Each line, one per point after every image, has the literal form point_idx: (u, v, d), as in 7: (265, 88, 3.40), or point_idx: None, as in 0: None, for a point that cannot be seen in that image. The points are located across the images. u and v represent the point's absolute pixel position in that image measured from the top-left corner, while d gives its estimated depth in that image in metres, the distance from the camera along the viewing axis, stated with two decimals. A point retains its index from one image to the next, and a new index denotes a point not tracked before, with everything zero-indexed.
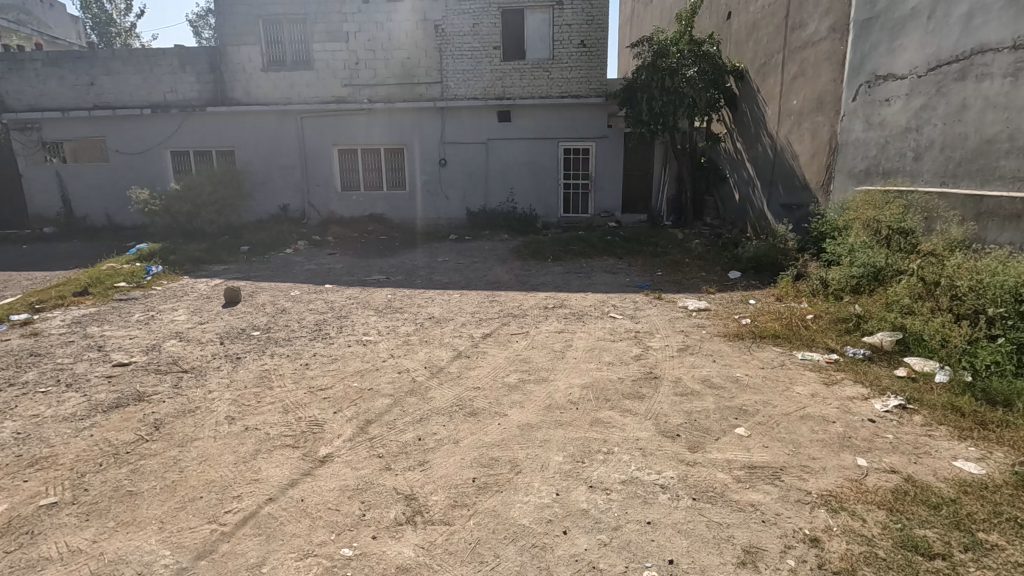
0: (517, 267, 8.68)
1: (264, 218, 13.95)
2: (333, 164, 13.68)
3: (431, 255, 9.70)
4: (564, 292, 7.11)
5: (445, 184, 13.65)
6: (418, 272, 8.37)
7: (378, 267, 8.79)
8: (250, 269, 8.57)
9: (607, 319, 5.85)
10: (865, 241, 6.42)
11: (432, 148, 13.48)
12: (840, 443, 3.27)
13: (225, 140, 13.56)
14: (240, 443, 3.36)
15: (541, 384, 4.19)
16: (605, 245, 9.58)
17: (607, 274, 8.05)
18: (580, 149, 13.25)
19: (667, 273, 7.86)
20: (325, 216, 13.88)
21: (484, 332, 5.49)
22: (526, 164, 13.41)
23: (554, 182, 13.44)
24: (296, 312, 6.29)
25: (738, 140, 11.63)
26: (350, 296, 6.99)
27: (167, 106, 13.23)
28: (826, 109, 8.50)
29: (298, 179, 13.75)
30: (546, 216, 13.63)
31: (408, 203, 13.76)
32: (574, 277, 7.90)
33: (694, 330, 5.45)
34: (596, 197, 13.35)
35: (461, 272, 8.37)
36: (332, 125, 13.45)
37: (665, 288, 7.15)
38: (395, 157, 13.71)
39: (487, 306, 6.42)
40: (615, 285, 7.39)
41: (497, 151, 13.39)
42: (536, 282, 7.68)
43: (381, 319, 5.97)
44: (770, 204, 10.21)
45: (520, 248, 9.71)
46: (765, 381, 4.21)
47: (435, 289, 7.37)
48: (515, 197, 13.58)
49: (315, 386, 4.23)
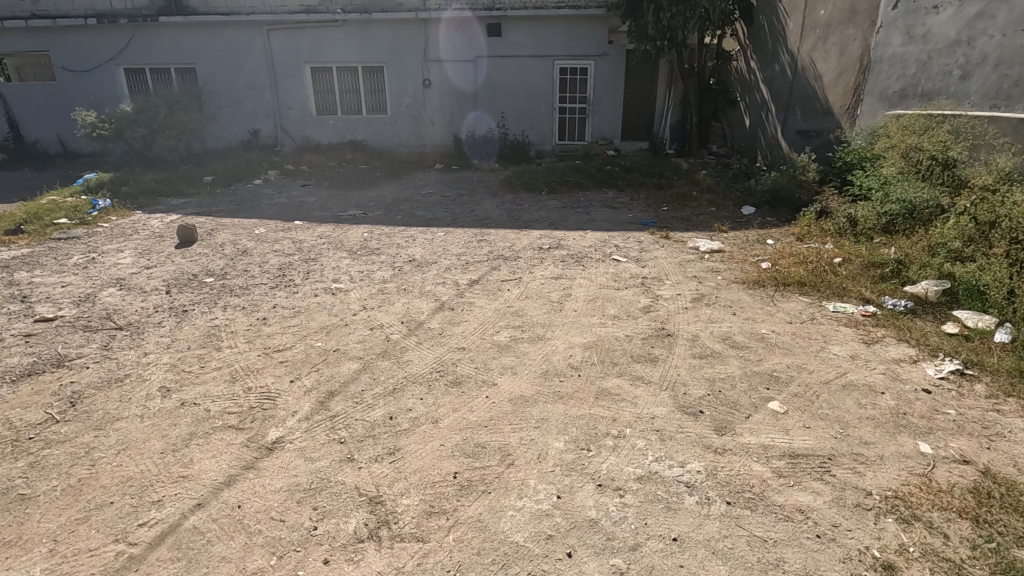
0: (508, 200, 7.89)
1: (233, 144, 12.83)
2: (305, 85, 12.43)
3: (414, 187, 8.85)
4: (560, 230, 6.40)
5: (430, 107, 12.50)
6: (399, 206, 7.58)
7: (356, 200, 7.97)
8: (212, 203, 7.72)
9: (610, 263, 5.20)
10: (901, 173, 5.69)
11: (415, 66, 12.22)
12: (895, 423, 2.73)
13: (184, 56, 12.18)
14: (172, 424, 2.76)
15: (537, 344, 3.59)
16: (604, 176, 8.76)
17: (607, 209, 7.32)
18: (577, 68, 12.07)
19: (674, 208, 7.14)
20: (300, 143, 12.78)
21: (470, 278, 4.83)
22: (518, 85, 12.24)
23: (549, 105, 12.34)
24: (259, 253, 5.55)
25: (752, 58, 10.53)
26: (321, 234, 6.23)
27: (114, 16, 11.74)
28: (860, 20, 7.47)
29: (267, 101, 12.53)
30: (540, 143, 12.64)
31: (389, 128, 12.66)
32: (571, 212, 7.17)
33: (708, 276, 4.82)
34: (594, 123, 12.34)
35: (447, 206, 7.59)
36: (302, 40, 12.08)
37: (672, 226, 6.47)
38: (374, 77, 12.46)
39: (475, 247, 5.72)
40: (617, 222, 6.69)
41: (487, 70, 12.19)
42: (529, 218, 6.94)
43: (354, 262, 5.27)
44: (785, 131, 9.34)
45: (512, 179, 8.87)
46: (796, 339, 3.64)
47: (418, 226, 6.62)
48: (507, 122, 12.51)
49: (272, 347, 3.60)
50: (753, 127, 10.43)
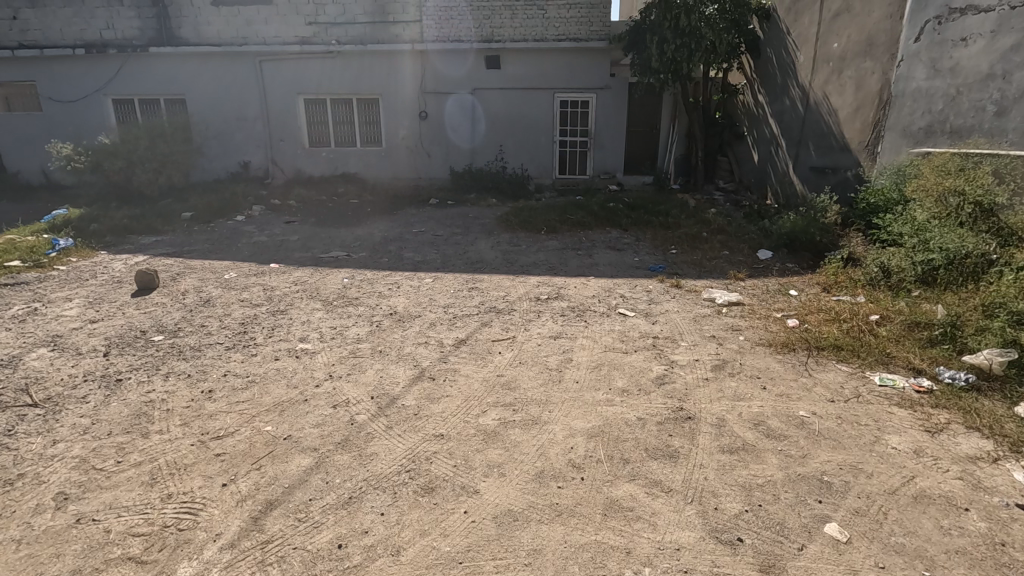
0: (505, 239, 7.37)
1: (222, 176, 12.40)
2: (299, 116, 12.09)
3: (405, 224, 8.33)
4: (560, 276, 5.84)
5: (426, 139, 12.11)
6: (387, 246, 7.03)
7: (341, 239, 7.43)
8: (186, 241, 7.19)
9: (616, 319, 4.62)
10: (937, 218, 5.15)
11: (411, 98, 11.89)
12: (995, 562, 2.09)
13: (174, 87, 11.86)
14: (54, 557, 2.14)
15: (530, 431, 2.97)
16: (607, 214, 8.25)
17: (611, 251, 6.77)
18: (578, 101, 11.72)
19: (683, 251, 6.60)
20: (291, 175, 12.36)
21: (457, 337, 4.24)
22: (518, 118, 11.88)
23: (550, 138, 11.95)
24: (223, 303, 4.97)
25: (759, 92, 10.15)
26: (297, 280, 5.67)
27: (103, 46, 11.47)
28: (877, 52, 7.08)
29: (259, 133, 12.15)
30: (540, 177, 12.20)
31: (384, 160, 12.25)
32: (572, 255, 6.62)
33: (729, 337, 4.23)
34: (596, 156, 11.93)
35: (438, 246, 7.04)
36: (296, 71, 11.78)
37: (683, 272, 5.90)
38: (369, 109, 12.11)
39: (466, 298, 5.15)
40: (622, 267, 6.13)
41: (485, 103, 11.83)
42: (527, 262, 6.39)
43: (328, 316, 4.69)
44: (798, 167, 8.87)
45: (509, 216, 8.36)
46: (844, 426, 3.01)
47: (405, 271, 6.06)
48: (505, 155, 12.11)
49: (210, 432, 2.99)
50: (763, 163, 9.98)
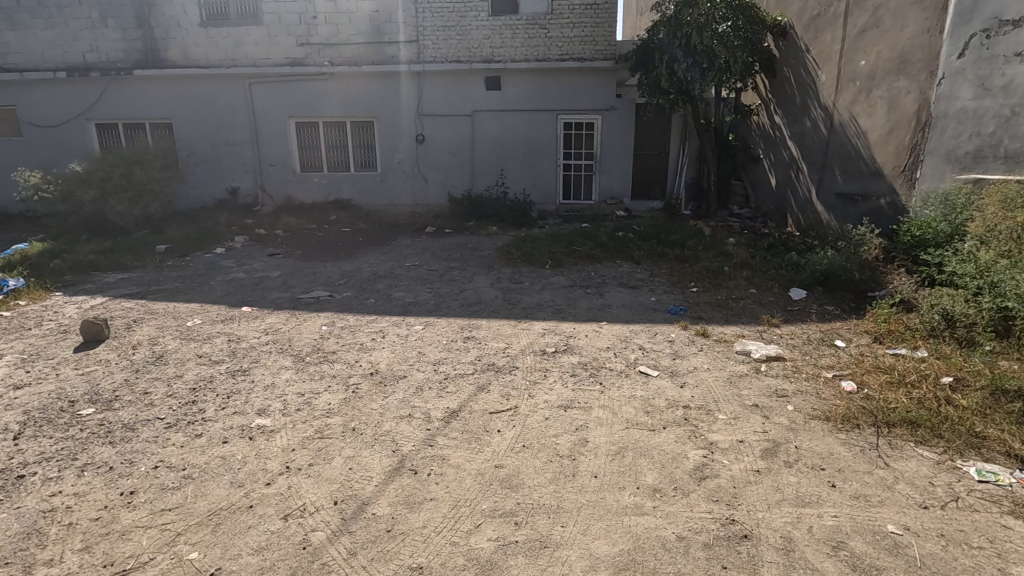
0: (505, 275, 6.69)
1: (209, 203, 11.82)
2: (290, 141, 11.57)
3: (398, 258, 7.67)
4: (569, 321, 5.15)
5: (423, 164, 11.55)
6: (375, 284, 6.36)
7: (326, 275, 6.76)
8: (154, 279, 6.54)
9: (637, 380, 3.90)
10: (1004, 257, 4.47)
11: (407, 120, 11.35)
12: None
13: (159, 110, 11.36)
14: None
15: (538, 562, 2.25)
16: (617, 245, 7.58)
17: (624, 289, 6.10)
18: (583, 123, 11.17)
19: (705, 289, 5.91)
20: (282, 202, 11.78)
21: (448, 408, 3.51)
22: (519, 140, 11.32)
23: (553, 162, 11.37)
24: (177, 359, 4.28)
25: (775, 113, 9.57)
26: (268, 328, 4.98)
27: (86, 69, 11.01)
28: (913, 70, 6.48)
29: (248, 158, 11.61)
30: (543, 202, 11.59)
31: (379, 185, 11.68)
32: (580, 294, 5.93)
33: (775, 406, 3.52)
34: (601, 181, 11.35)
35: (432, 284, 6.37)
36: (287, 93, 11.29)
37: (707, 316, 5.20)
38: (363, 132, 11.58)
39: (460, 351, 4.44)
40: (637, 310, 5.44)
41: (484, 125, 11.29)
42: (530, 302, 5.70)
43: (298, 377, 3.99)
44: (821, 193, 8.22)
45: (510, 248, 7.69)
46: (952, 552, 2.28)
47: (393, 315, 5.36)
48: (506, 179, 11.52)
49: (116, 562, 2.28)
50: (781, 188, 9.35)
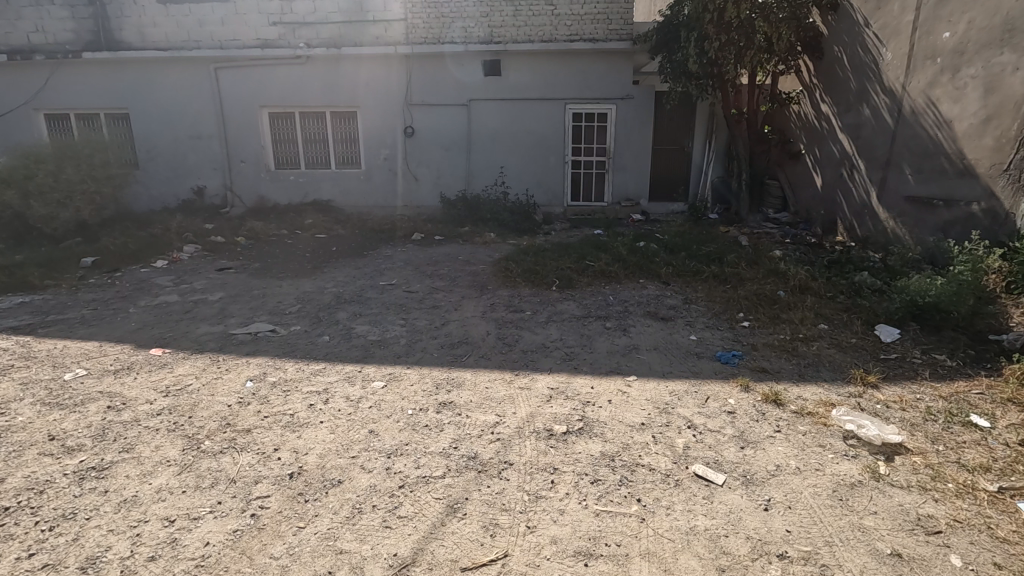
0: (501, 300, 5.33)
1: (172, 203, 10.49)
2: (263, 134, 10.26)
3: (372, 275, 6.31)
4: (584, 375, 3.78)
5: (412, 160, 10.21)
6: (335, 313, 5.01)
7: (277, 300, 5.41)
8: (60, 304, 5.20)
9: (693, 494, 2.53)
10: None
11: (395, 110, 10.00)
12: None
13: (114, 99, 10.05)
14: None
15: None
16: (639, 260, 6.21)
17: (653, 322, 4.73)
18: (594, 114, 9.81)
19: (760, 325, 4.53)
20: (254, 203, 10.46)
21: (393, 559, 2.16)
22: (522, 134, 9.95)
23: (559, 158, 10.01)
24: (14, 445, 2.93)
25: (823, 100, 8.15)
26: (172, 386, 3.63)
27: (31, 52, 9.71)
28: (1023, 39, 5.07)
29: (215, 153, 10.29)
30: (548, 204, 10.22)
31: (363, 185, 10.34)
32: (598, 330, 4.56)
33: (928, 559, 2.15)
34: (616, 180, 10.02)
35: (408, 313, 5.01)
36: (259, 80, 9.95)
37: (772, 367, 3.83)
38: (345, 124, 10.25)
39: (428, 431, 3.09)
40: (675, 357, 4.07)
41: (483, 116, 9.93)
42: (533, 342, 4.33)
43: (179, 481, 2.65)
44: (885, 196, 6.83)
45: (509, 262, 6.32)
46: None
47: (348, 363, 4.01)
48: (507, 178, 10.17)
49: None
50: (830, 189, 7.95)
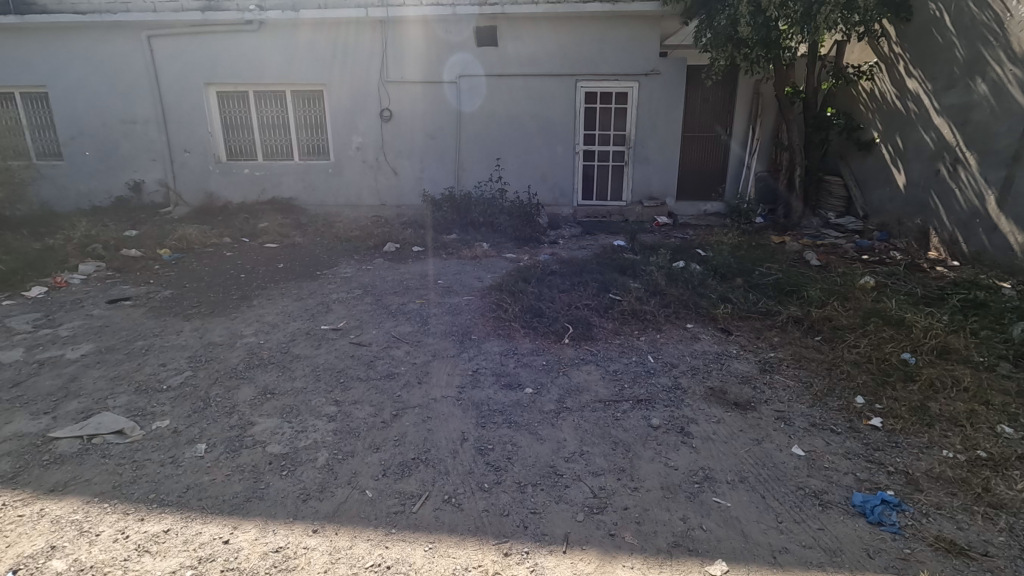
0: (489, 364, 3.62)
1: (103, 201, 8.78)
2: (210, 117, 8.52)
3: (313, 312, 4.60)
4: (628, 559, 2.08)
5: (391, 149, 8.47)
6: (236, 391, 3.31)
7: (161, 360, 3.70)
8: None
9: None
10: None
11: (369, 89, 8.24)
12: None
13: (28, 74, 8.29)
14: None
15: None
16: (684, 295, 4.49)
17: (724, 415, 3.03)
18: (612, 94, 8.04)
19: (901, 427, 2.82)
20: (201, 201, 8.76)
21: None
22: (523, 118, 8.18)
23: (568, 148, 8.25)
24: None
25: (910, 75, 6.34)
26: None
27: None
28: None
29: (153, 141, 8.57)
30: (554, 203, 8.48)
31: (332, 180, 8.63)
32: (638, 433, 2.85)
33: None
34: (637, 175, 8.29)
35: (346, 390, 3.30)
36: (203, 51, 8.17)
37: (971, 541, 2.12)
38: (309, 106, 8.49)
39: None
40: (779, 501, 2.37)
41: (476, 96, 8.15)
42: (538, 461, 2.64)
43: None
44: (1011, 202, 5.07)
45: (503, 296, 4.61)
46: None
47: (213, 515, 2.31)
48: (504, 172, 8.43)
49: None
50: (919, 189, 6.18)
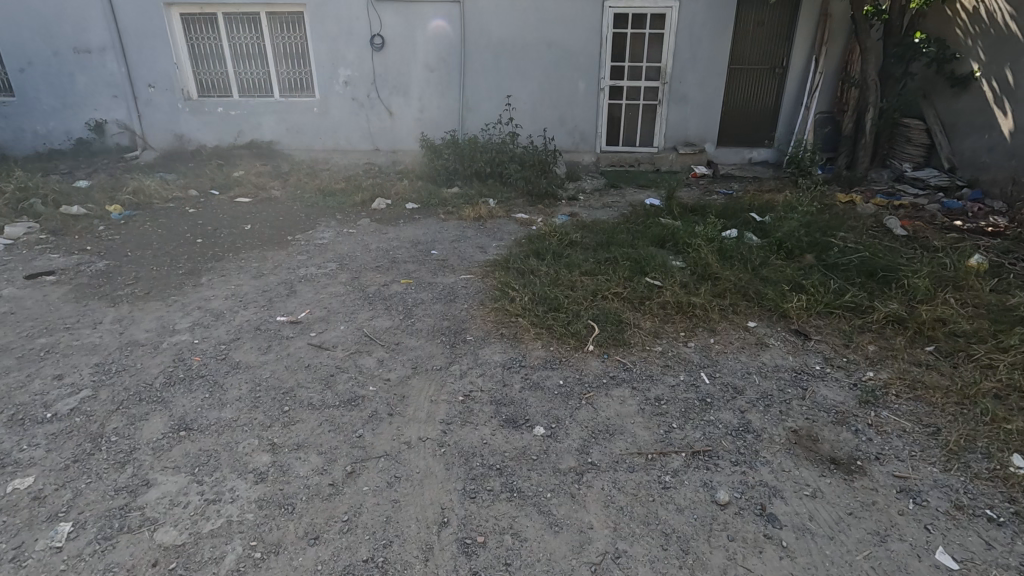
0: (487, 384, 2.70)
1: (63, 143, 7.78)
2: (175, 45, 7.33)
3: (272, 295, 3.68)
4: None
5: (384, 84, 7.27)
6: (142, 423, 2.44)
7: (59, 369, 2.83)
8: None
9: None
10: None
11: (356, 9, 6.94)
12: None
13: None
14: None
15: None
16: (743, 281, 3.48)
17: (820, 483, 2.10)
18: (646, 16, 6.67)
19: None
20: (172, 145, 7.73)
21: None
22: (539, 47, 6.89)
23: (591, 83, 6.99)
24: None
25: None
26: None
27: None
28: None
29: (112, 74, 7.44)
30: (573, 150, 7.31)
31: (319, 120, 7.51)
32: (699, 517, 1.95)
33: None
34: (672, 117, 7.06)
35: (289, 425, 2.42)
36: None
37: None
38: (288, 32, 7.23)
39: None
40: None
41: (482, 19, 6.84)
42: (551, 572, 1.75)
43: None
44: None
45: (510, 279, 3.64)
46: None
47: None
48: (516, 112, 7.23)
49: None
50: None
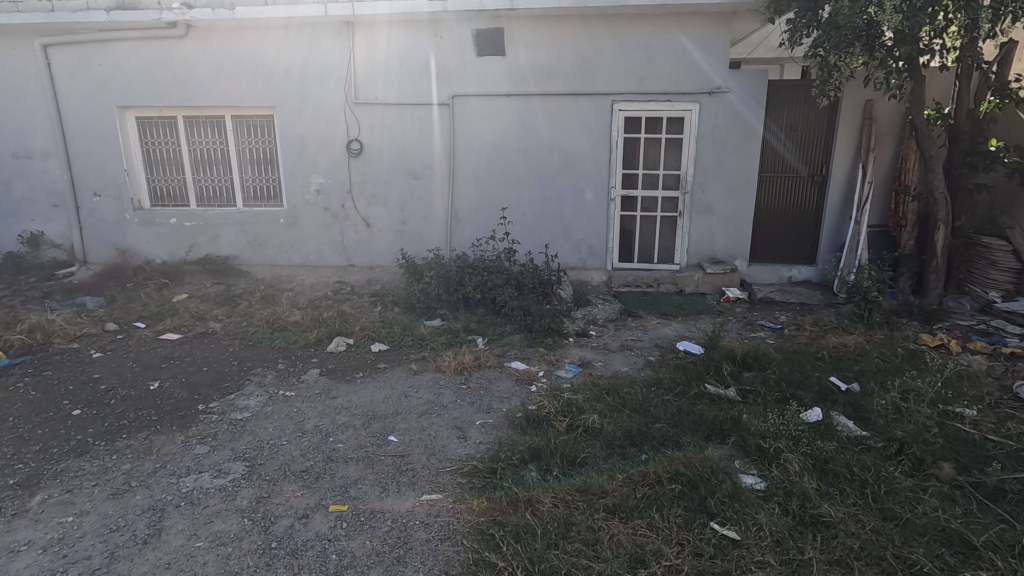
0: None
1: None
2: (127, 151, 6.48)
3: (122, 543, 2.34)
4: None
5: (361, 194, 6.32)
6: None
7: None
8: None
9: None
10: None
11: (331, 113, 6.14)
12: None
13: None
14: None
15: None
16: (870, 537, 2.15)
17: None
18: (661, 120, 5.81)
19: None
20: (116, 259, 6.68)
21: None
22: (538, 154, 5.99)
23: (599, 193, 6.03)
24: None
25: None
26: None
27: None
28: None
29: (54, 181, 6.55)
30: (580, 268, 6.22)
31: (285, 233, 6.51)
32: None
33: None
34: (695, 231, 6.03)
35: None
36: (117, 66, 6.18)
37: None
38: (255, 137, 6.40)
39: None
40: None
41: (472, 124, 6.01)
42: None
43: None
44: None
45: (496, 519, 2.31)
46: None
47: None
48: (512, 225, 6.21)
49: None
50: None
